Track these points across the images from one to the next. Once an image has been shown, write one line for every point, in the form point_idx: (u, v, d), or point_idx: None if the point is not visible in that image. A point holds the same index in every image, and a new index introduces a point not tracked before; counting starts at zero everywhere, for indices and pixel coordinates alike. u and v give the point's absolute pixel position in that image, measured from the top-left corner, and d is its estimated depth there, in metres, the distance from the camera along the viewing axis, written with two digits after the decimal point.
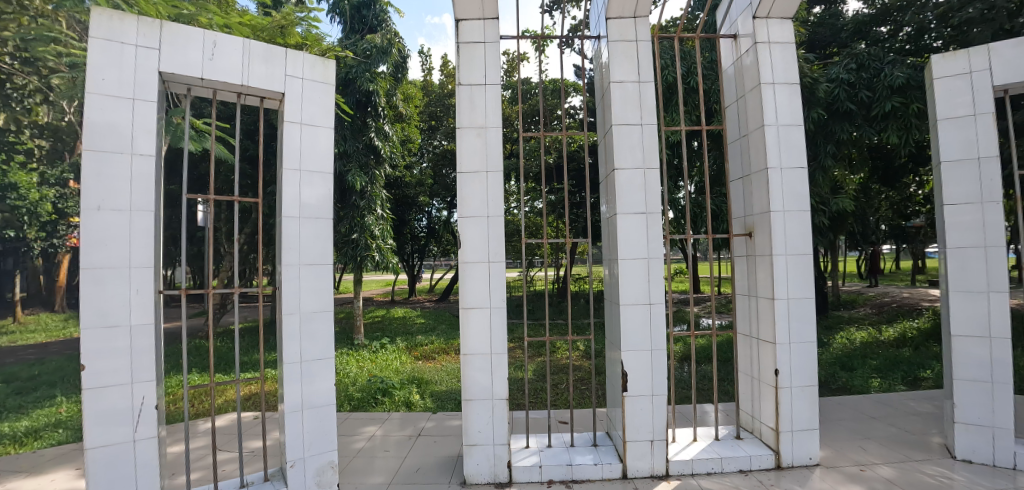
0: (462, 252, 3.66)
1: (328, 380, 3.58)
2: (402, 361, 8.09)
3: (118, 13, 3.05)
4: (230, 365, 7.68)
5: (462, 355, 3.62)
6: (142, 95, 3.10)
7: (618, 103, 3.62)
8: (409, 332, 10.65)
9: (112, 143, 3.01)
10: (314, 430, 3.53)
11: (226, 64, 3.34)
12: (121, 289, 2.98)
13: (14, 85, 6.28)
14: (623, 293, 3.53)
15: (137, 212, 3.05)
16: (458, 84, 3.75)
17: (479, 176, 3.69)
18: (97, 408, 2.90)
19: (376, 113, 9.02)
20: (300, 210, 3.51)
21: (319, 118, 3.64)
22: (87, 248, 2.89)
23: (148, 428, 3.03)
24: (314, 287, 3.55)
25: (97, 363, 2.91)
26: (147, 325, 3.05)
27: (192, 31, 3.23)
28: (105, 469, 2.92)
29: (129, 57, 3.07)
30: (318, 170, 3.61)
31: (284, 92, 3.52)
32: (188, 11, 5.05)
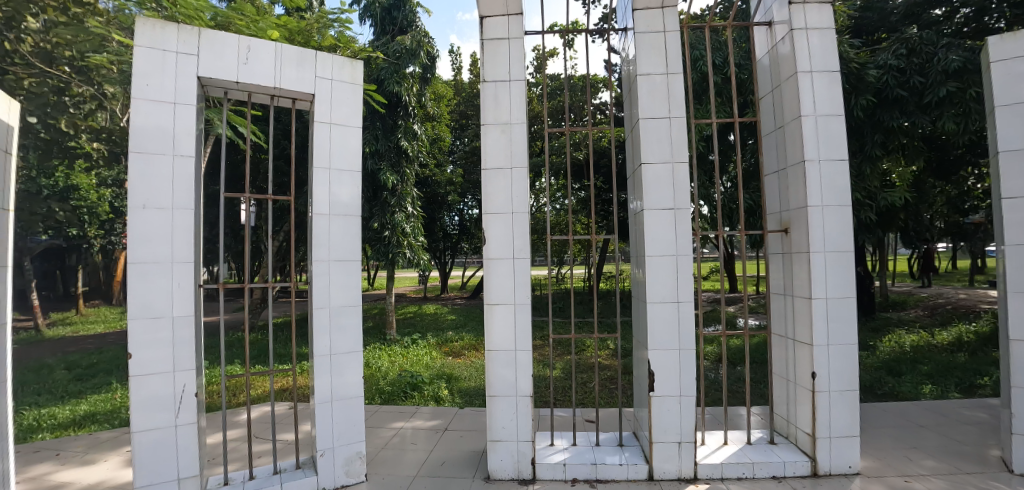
0: (487, 249, 3.67)
1: (356, 374, 3.66)
2: (432, 356, 8.21)
3: (160, 21, 3.20)
4: (269, 357, 7.98)
5: (486, 351, 3.63)
6: (183, 100, 3.24)
7: (645, 96, 3.53)
8: (439, 329, 10.79)
9: (155, 146, 3.15)
10: (343, 421, 3.62)
11: (259, 68, 3.45)
12: (164, 283, 3.13)
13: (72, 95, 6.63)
14: (650, 291, 3.45)
15: (178, 210, 3.19)
16: (483, 81, 3.75)
17: (504, 172, 3.69)
18: (142, 395, 3.06)
19: (405, 113, 9.15)
20: (330, 208, 3.60)
21: (347, 118, 3.71)
22: (132, 244, 3.05)
23: (188, 414, 3.18)
24: (344, 283, 3.63)
25: (142, 352, 3.07)
26: (188, 317, 3.19)
27: (227, 37, 3.36)
28: (150, 452, 3.09)
29: (171, 63, 3.22)
30: (346, 167, 3.68)
31: (314, 93, 3.61)
32: (227, 14, 5.16)
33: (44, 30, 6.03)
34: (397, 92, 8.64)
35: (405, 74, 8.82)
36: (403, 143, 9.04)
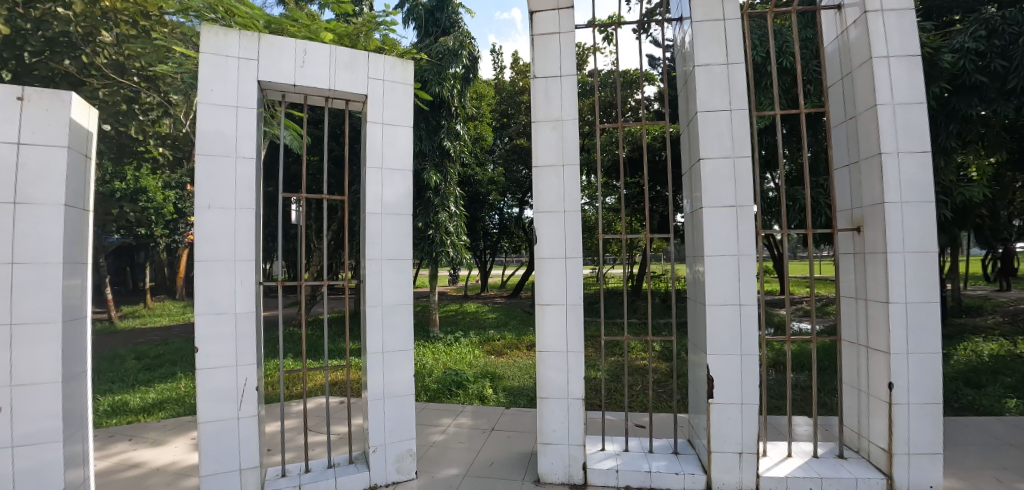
0: (538, 248, 3.62)
1: (407, 371, 3.67)
2: (476, 355, 8.23)
3: (224, 29, 3.31)
4: (320, 351, 8.22)
5: (537, 352, 3.58)
6: (244, 104, 3.34)
7: (703, 89, 3.38)
8: (482, 327, 10.83)
9: (219, 148, 3.26)
10: (395, 419, 3.65)
11: (315, 71, 3.52)
12: (227, 280, 3.24)
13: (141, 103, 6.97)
14: (710, 293, 3.31)
15: (241, 210, 3.29)
16: (533, 77, 3.70)
17: (556, 169, 3.62)
18: (208, 387, 3.17)
19: (449, 113, 9.22)
20: (382, 207, 3.64)
21: (398, 117, 3.74)
22: (199, 243, 3.17)
23: (250, 406, 3.27)
24: (396, 281, 3.65)
25: (208, 346, 3.18)
26: (250, 313, 3.28)
27: (284, 41, 3.44)
28: (215, 442, 3.20)
29: (233, 69, 3.32)
30: (398, 166, 3.71)
31: (367, 94, 3.66)
32: (278, 20, 5.33)
33: (116, 43, 6.29)
34: (440, 93, 8.70)
35: (447, 75, 8.85)
36: (446, 143, 9.10)
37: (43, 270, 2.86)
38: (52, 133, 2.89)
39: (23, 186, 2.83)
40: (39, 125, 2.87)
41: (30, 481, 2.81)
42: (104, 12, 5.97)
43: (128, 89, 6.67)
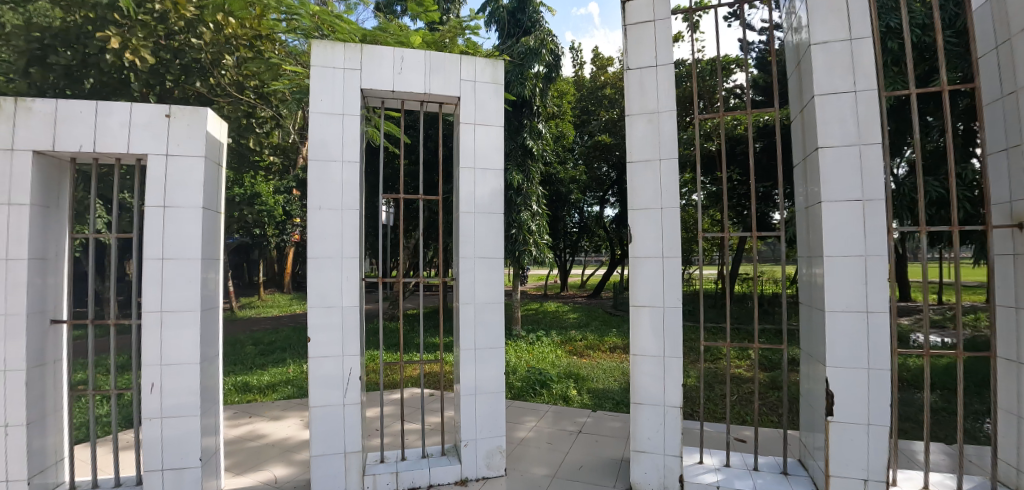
0: (634, 247, 3.49)
1: (499, 368, 3.70)
2: (559, 355, 8.17)
3: (330, 43, 3.52)
4: (410, 345, 8.60)
5: (632, 355, 3.46)
6: (349, 111, 3.52)
7: (821, 70, 3.08)
8: (563, 327, 10.75)
9: (328, 153, 3.48)
10: (486, 414, 3.69)
11: (412, 76, 3.65)
12: (335, 275, 3.44)
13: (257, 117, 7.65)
14: (829, 298, 3.01)
15: (347, 210, 3.49)
16: (627, 69, 3.57)
17: (651, 164, 3.47)
18: (319, 374, 3.40)
19: (531, 112, 9.23)
20: (475, 205, 3.69)
21: (489, 117, 3.78)
22: (311, 241, 3.41)
23: (354, 394, 3.45)
24: (488, 279, 3.69)
25: (318, 336, 3.41)
26: (354, 306, 3.47)
27: (384, 50, 3.60)
28: (323, 426, 3.42)
29: (339, 79, 3.52)
30: (491, 166, 3.75)
31: (459, 96, 3.73)
32: (372, 33, 5.69)
33: (236, 65, 6.89)
34: (522, 92, 8.74)
35: (529, 74, 8.83)
36: (529, 142, 9.11)
37: (186, 265, 3.22)
38: (193, 144, 3.24)
39: (170, 192, 3.21)
40: (184, 138, 3.24)
41: (177, 447, 3.18)
42: (227, 40, 6.57)
43: (246, 105, 7.34)
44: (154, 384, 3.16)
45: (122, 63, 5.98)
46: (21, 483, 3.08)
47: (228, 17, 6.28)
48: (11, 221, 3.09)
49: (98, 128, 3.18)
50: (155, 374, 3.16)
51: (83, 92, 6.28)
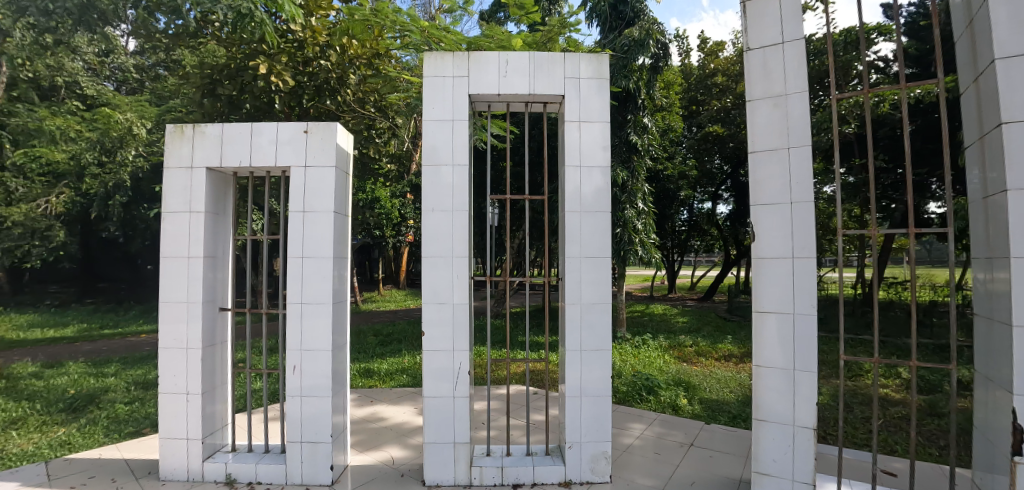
0: (757, 247, 3.18)
1: (606, 371, 3.57)
2: (667, 360, 7.78)
3: (439, 53, 3.60)
4: (515, 342, 8.75)
5: (755, 366, 3.16)
6: (459, 116, 3.60)
7: (1004, 26, 2.53)
8: (672, 331, 10.23)
9: (441, 158, 3.59)
10: (592, 417, 3.58)
11: (516, 79, 3.61)
12: (446, 274, 3.55)
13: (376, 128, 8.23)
14: (1019, 312, 2.47)
15: (457, 211, 3.57)
16: (747, 50, 3.25)
17: (778, 153, 3.13)
18: (432, 367, 3.55)
19: (636, 106, 8.87)
20: (581, 203, 3.58)
21: (595, 113, 3.63)
22: (425, 241, 3.57)
23: (464, 388, 3.53)
24: (595, 279, 3.57)
25: (432, 330, 3.56)
26: (465, 304, 3.55)
27: (489, 55, 3.61)
28: (435, 416, 3.55)
29: (448, 87, 3.61)
30: (597, 163, 3.60)
31: (563, 94, 3.63)
32: (475, 39, 5.99)
33: (358, 82, 7.44)
34: (625, 86, 8.46)
35: (633, 66, 8.49)
36: (633, 138, 8.78)
37: (320, 263, 3.54)
38: (327, 155, 3.56)
39: (309, 198, 3.56)
40: (320, 150, 3.57)
41: (314, 423, 3.54)
42: (350, 60, 7.14)
43: (366, 118, 7.93)
44: (296, 366, 3.53)
45: (271, 86, 6.67)
46: (196, 441, 3.63)
47: (351, 39, 6.81)
48: (191, 225, 3.65)
49: (253, 145, 3.62)
50: (296, 358, 3.53)
51: (240, 115, 7.21)
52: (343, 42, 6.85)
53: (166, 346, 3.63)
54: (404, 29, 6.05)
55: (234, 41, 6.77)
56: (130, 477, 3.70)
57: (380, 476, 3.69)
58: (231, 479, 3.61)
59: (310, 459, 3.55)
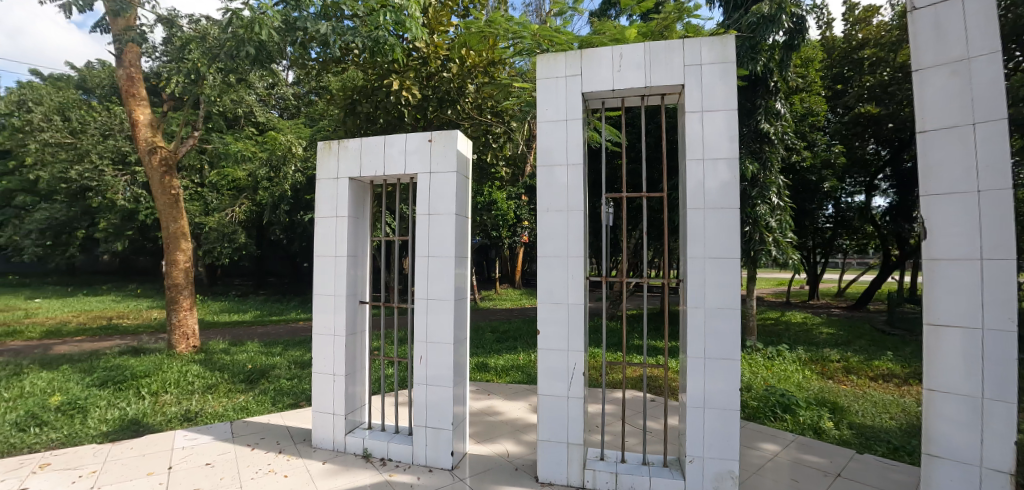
0: (930, 249, 2.89)
1: (735, 383, 3.21)
2: (807, 376, 6.93)
3: (552, 54, 3.56)
4: (631, 346, 8.46)
5: (928, 390, 2.90)
6: (572, 115, 3.51)
7: None
8: (814, 343, 9.10)
9: (555, 157, 3.53)
10: (716, 432, 3.29)
11: (632, 72, 3.42)
12: (561, 273, 3.48)
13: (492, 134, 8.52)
14: None
15: (572, 211, 3.47)
16: (913, 11, 2.97)
17: (956, 129, 2.82)
18: (546, 366, 3.52)
19: (768, 91, 7.88)
20: (705, 200, 3.25)
21: (720, 100, 3.26)
22: (540, 241, 3.53)
23: (578, 390, 3.45)
24: (720, 282, 3.22)
25: (546, 329, 3.52)
26: (579, 305, 3.45)
27: (603, 50, 3.47)
28: (551, 414, 3.53)
29: (562, 88, 3.55)
30: (724, 154, 3.22)
31: (683, 83, 3.33)
32: (587, 35, 5.92)
33: (476, 91, 7.84)
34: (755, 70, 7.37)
35: (763, 46, 7.31)
36: (765, 126, 7.70)
37: (443, 262, 3.76)
38: (449, 161, 3.76)
39: (433, 202, 3.79)
40: (443, 158, 3.78)
41: (437, 410, 3.77)
42: (468, 71, 7.54)
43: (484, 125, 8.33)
44: (422, 357, 3.81)
45: (400, 102, 7.32)
46: (340, 417, 4.08)
47: (469, 51, 7.22)
48: (337, 228, 4.11)
49: (386, 156, 3.97)
50: (422, 349, 3.80)
51: (375, 129, 7.96)
52: (462, 55, 7.30)
53: (318, 332, 4.15)
54: (517, 35, 6.21)
55: (369, 65, 7.46)
56: (289, 442, 4.28)
57: (496, 467, 3.81)
58: (367, 453, 3.99)
59: (433, 443, 3.79)
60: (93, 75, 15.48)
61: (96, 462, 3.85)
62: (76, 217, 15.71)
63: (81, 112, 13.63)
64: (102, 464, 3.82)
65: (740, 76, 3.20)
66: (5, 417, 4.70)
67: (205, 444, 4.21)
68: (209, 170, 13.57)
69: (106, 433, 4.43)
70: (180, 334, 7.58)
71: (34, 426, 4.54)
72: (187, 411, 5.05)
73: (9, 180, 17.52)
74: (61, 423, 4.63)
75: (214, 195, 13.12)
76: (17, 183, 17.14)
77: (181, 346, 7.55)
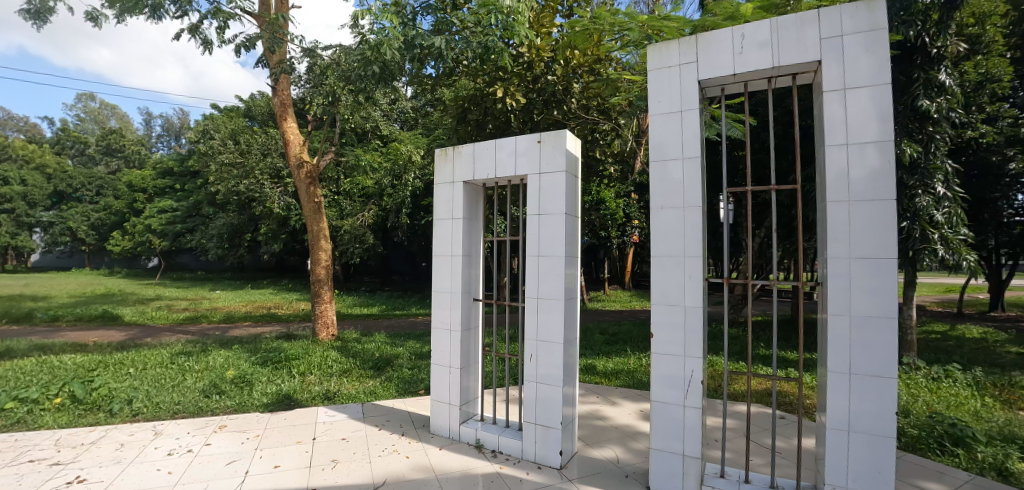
0: None
1: (889, 406, 2.75)
2: (986, 404, 5.78)
3: (665, 42, 3.42)
4: (756, 357, 7.78)
5: None
6: (688, 106, 3.33)
7: None
8: (997, 365, 7.56)
9: (670, 152, 3.38)
10: (866, 464, 2.81)
11: (756, 52, 3.12)
12: (677, 274, 3.32)
13: (601, 133, 8.44)
14: None
15: (689, 208, 3.30)
16: None
17: None
18: (661, 371, 3.38)
19: (932, 57, 6.21)
20: (849, 192, 2.87)
21: (867, 75, 2.85)
22: (654, 239, 3.41)
23: (696, 398, 3.26)
24: (870, 286, 2.79)
25: (661, 333, 3.39)
26: (698, 307, 3.25)
27: (722, 32, 3.22)
28: (665, 423, 3.37)
29: (675, 77, 3.37)
30: (871, 137, 2.82)
31: (820, 60, 2.96)
32: (700, 19, 5.57)
33: (583, 90, 7.84)
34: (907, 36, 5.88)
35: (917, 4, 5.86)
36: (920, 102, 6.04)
37: (553, 262, 3.80)
38: (557, 161, 3.79)
39: (544, 202, 3.85)
40: (552, 159, 3.82)
41: (546, 409, 3.82)
42: (574, 70, 7.65)
43: (593, 125, 8.22)
44: (532, 355, 3.89)
45: (509, 107, 7.55)
46: (456, 407, 4.32)
47: (574, 51, 7.25)
48: (453, 229, 4.36)
49: (498, 158, 4.12)
50: (533, 347, 3.89)
51: (486, 136, 8.31)
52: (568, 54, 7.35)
53: (436, 326, 4.44)
54: (624, 28, 6.16)
55: (478, 73, 7.80)
56: (411, 426, 4.63)
57: (605, 471, 3.75)
58: (480, 444, 4.17)
59: (542, 441, 3.85)
60: (257, 103, 18.17)
61: (259, 428, 4.51)
62: (243, 222, 18.53)
63: (246, 135, 16.05)
64: (264, 430, 4.47)
65: (894, 45, 2.76)
66: (195, 385, 5.71)
67: (342, 421, 4.72)
68: (343, 180, 15.16)
69: (266, 405, 5.18)
70: (321, 323, 8.57)
71: (215, 394, 5.46)
72: (328, 391, 5.70)
73: (197, 193, 21.22)
74: (234, 393, 5.50)
75: (348, 201, 14.63)
76: (202, 196, 20.70)
77: (322, 334, 8.53)
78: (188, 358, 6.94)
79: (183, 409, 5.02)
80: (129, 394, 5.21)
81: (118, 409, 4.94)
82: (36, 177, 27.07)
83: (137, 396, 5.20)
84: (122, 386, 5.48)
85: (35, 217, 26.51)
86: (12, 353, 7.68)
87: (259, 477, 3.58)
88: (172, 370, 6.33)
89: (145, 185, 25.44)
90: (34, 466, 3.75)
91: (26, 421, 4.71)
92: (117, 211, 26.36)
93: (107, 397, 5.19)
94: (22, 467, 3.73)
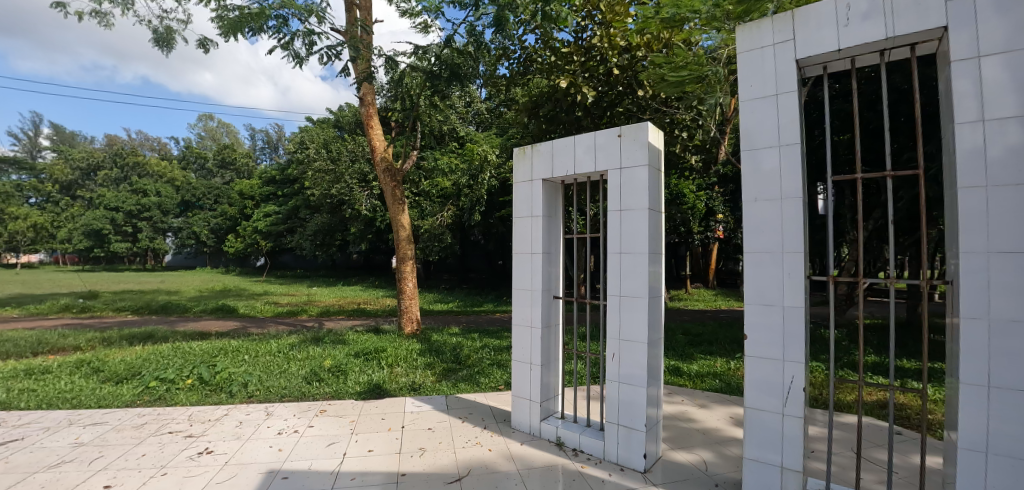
0: None
1: None
2: None
3: (757, 21, 3.20)
4: (865, 364, 7.07)
5: None
6: (785, 89, 3.08)
7: None
8: None
9: (764, 140, 3.15)
10: None
11: (865, 23, 2.82)
12: (775, 272, 3.09)
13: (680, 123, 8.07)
14: None
15: (787, 200, 3.05)
16: None
17: None
18: (757, 376, 3.16)
19: None
20: (987, 176, 2.50)
21: (1006, 38, 2.47)
22: (748, 235, 3.20)
23: (796, 407, 3.01)
24: (1016, 284, 2.42)
25: (756, 335, 3.17)
26: (799, 308, 3.01)
27: (824, 4, 2.94)
28: (760, 431, 3.15)
29: (769, 58, 3.14)
30: (1012, 111, 2.45)
31: (946, 25, 2.61)
32: None
33: None
34: None
35: None
36: None
37: (636, 259, 3.68)
38: (638, 154, 3.67)
39: (625, 197, 3.75)
40: (633, 153, 3.71)
41: (629, 410, 3.72)
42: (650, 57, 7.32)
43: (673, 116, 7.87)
44: (615, 354, 3.81)
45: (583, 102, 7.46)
46: (536, 403, 4.34)
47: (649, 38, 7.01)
48: (533, 227, 4.38)
49: (576, 155, 4.08)
50: (615, 346, 3.81)
51: (562, 133, 8.33)
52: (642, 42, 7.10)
53: (517, 323, 4.49)
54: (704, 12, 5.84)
55: (552, 70, 7.80)
56: (492, 419, 4.74)
57: (693, 478, 3.59)
58: (560, 442, 4.16)
59: (625, 442, 3.75)
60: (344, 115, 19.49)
61: (354, 414, 4.83)
62: (335, 223, 19.87)
63: (337, 143, 17.17)
64: (358, 416, 4.79)
65: None
66: (297, 372, 6.24)
67: (428, 411, 4.94)
68: (423, 181, 15.78)
69: (359, 393, 5.53)
70: (406, 317, 9.00)
71: (315, 381, 5.93)
72: (414, 382, 5.98)
73: (295, 198, 23.09)
74: (331, 381, 5.94)
75: (429, 202, 15.20)
76: (299, 200, 22.51)
77: (406, 327, 8.96)
78: (291, 348, 7.59)
79: (290, 393, 5.51)
80: (244, 378, 5.80)
81: (236, 391, 5.52)
82: (167, 188, 30.97)
83: (251, 380, 5.77)
84: (239, 371, 6.12)
85: (167, 223, 30.29)
86: (152, 340, 8.83)
87: (355, 460, 3.82)
88: (278, 358, 6.95)
89: (252, 192, 28.18)
90: (173, 437, 4.28)
91: (164, 398, 5.40)
92: (230, 216, 29.40)
93: (227, 379, 5.83)
94: (163, 437, 4.28)
